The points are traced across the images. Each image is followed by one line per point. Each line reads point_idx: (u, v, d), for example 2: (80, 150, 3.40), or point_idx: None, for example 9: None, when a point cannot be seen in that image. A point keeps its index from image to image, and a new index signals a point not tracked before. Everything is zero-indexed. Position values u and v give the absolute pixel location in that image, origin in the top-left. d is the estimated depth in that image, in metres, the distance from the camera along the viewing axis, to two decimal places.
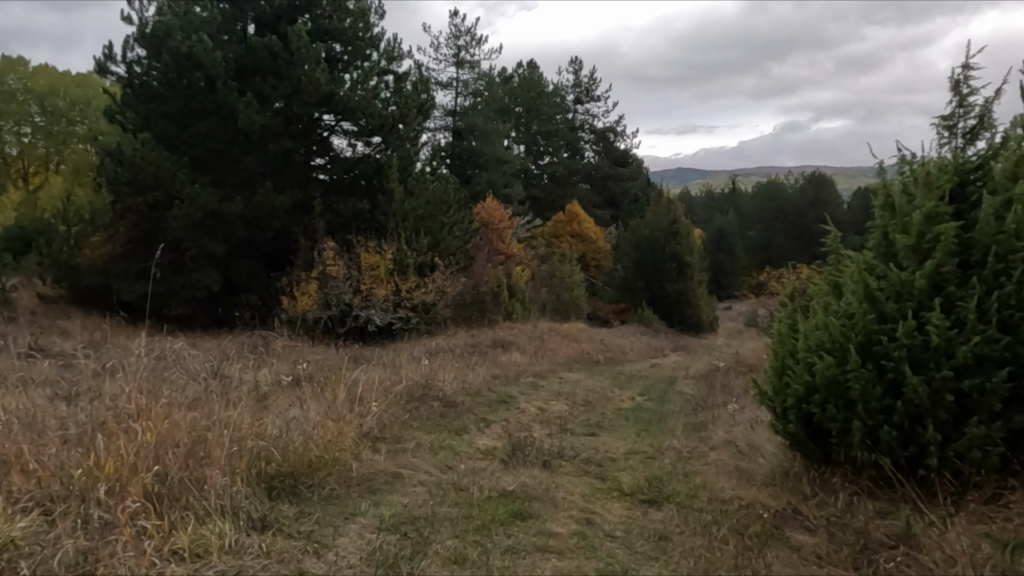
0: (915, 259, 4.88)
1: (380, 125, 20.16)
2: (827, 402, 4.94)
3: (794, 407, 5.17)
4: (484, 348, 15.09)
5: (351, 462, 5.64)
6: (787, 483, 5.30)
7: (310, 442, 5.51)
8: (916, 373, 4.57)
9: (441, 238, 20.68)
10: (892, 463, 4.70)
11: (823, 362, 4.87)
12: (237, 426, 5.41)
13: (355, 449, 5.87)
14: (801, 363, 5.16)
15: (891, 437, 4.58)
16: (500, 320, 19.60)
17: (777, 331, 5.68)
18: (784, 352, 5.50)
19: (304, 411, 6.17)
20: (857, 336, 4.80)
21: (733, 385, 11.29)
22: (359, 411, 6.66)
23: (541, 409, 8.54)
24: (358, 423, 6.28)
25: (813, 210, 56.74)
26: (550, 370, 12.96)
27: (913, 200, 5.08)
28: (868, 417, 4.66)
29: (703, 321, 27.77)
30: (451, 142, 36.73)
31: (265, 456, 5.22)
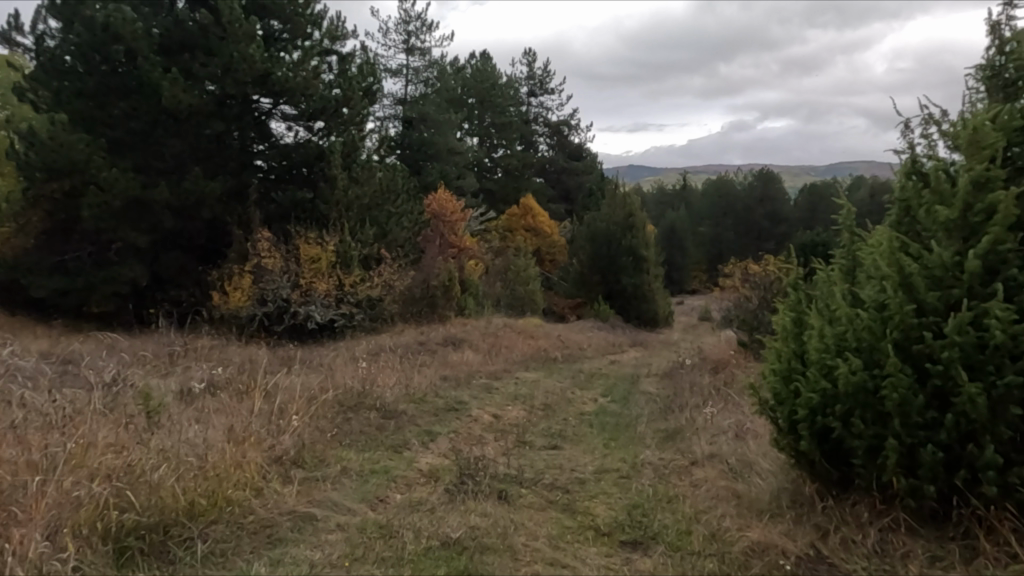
0: (959, 238, 4.21)
1: (322, 108, 18.85)
2: (852, 413, 4.22)
3: (807, 420, 4.44)
4: (433, 347, 14.00)
5: (247, 504, 4.54)
6: (796, 512, 4.48)
7: (188, 482, 4.39)
8: (971, 379, 3.84)
9: (389, 229, 19.44)
10: (935, 492, 3.98)
11: (849, 366, 4.13)
12: (83, 465, 4.27)
13: (257, 483, 4.79)
14: (817, 366, 4.43)
15: (935, 459, 3.88)
16: (451, 315, 18.50)
17: (779, 329, 4.91)
18: (790, 353, 4.73)
19: (196, 434, 5.06)
20: (891, 332, 4.07)
21: (701, 384, 10.53)
22: (273, 431, 5.56)
23: (495, 416, 7.56)
24: (268, 446, 5.22)
25: (760, 206, 57.95)
26: (505, 369, 11.98)
27: (954, 168, 4.44)
28: (907, 435, 3.95)
29: (659, 316, 27.26)
30: (401, 131, 35.36)
31: (119, 504, 4.06)
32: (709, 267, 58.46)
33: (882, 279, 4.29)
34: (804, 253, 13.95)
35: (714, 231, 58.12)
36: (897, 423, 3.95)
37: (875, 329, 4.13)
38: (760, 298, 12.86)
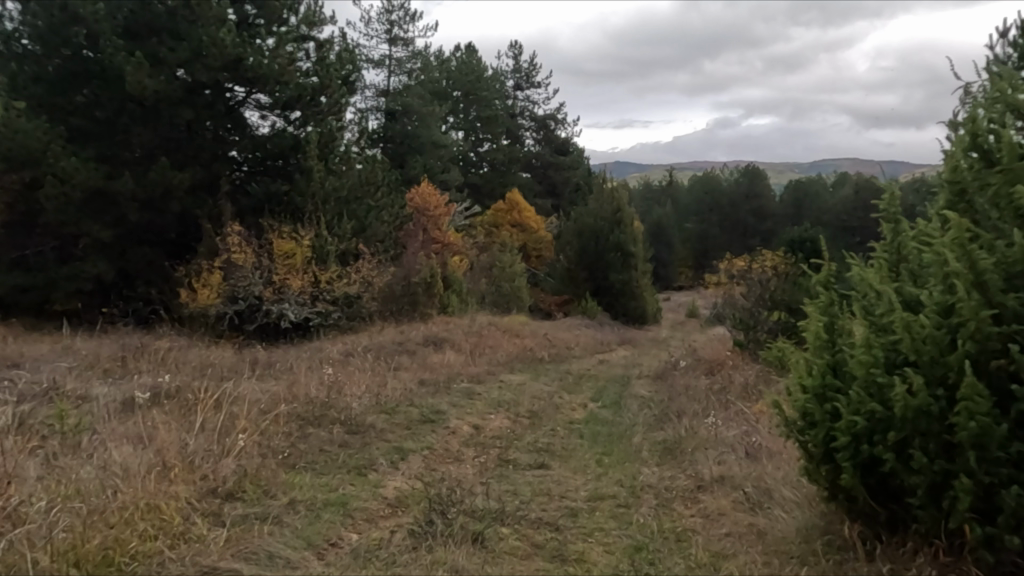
0: None
1: (298, 95, 17.90)
2: (911, 441, 3.62)
3: (849, 447, 3.83)
4: (413, 347, 13.24)
5: (156, 558, 3.72)
6: (833, 560, 3.90)
7: (77, 535, 3.67)
8: None
9: (368, 223, 18.67)
10: (1014, 542, 3.39)
11: (910, 385, 3.52)
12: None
13: (179, 529, 4.01)
14: (864, 381, 3.81)
15: (1019, 502, 3.30)
16: (433, 313, 17.74)
17: (809, 338, 4.29)
18: (823, 367, 4.12)
19: (112, 465, 4.47)
20: (965, 344, 3.49)
21: (697, 389, 9.86)
22: (205, 456, 4.82)
23: (475, 427, 6.85)
24: (201, 479, 4.55)
25: (747, 203, 57.70)
26: (488, 372, 11.26)
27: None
28: (986, 473, 3.37)
29: (648, 313, 26.66)
30: (384, 123, 34.46)
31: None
32: (696, 263, 58.03)
33: (946, 276, 3.72)
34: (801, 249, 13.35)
35: (700, 227, 57.68)
36: (974, 459, 3.35)
37: (944, 345, 3.58)
38: (756, 296, 12.22)
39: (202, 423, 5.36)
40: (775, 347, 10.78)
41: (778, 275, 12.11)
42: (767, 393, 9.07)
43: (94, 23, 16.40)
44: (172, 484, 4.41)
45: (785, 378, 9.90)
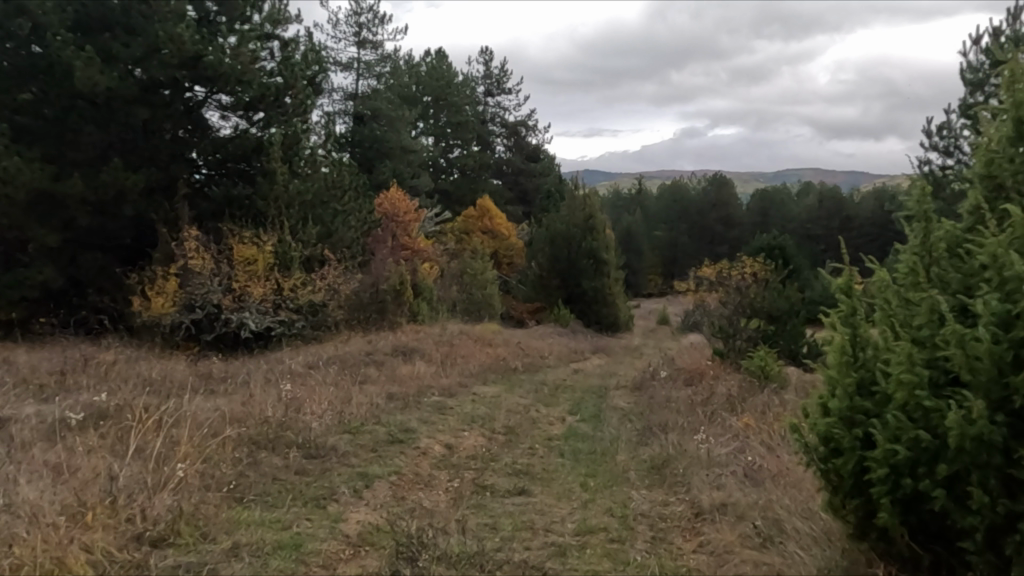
0: None
1: (262, 95, 17.17)
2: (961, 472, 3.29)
3: (886, 471, 3.50)
4: (381, 358, 12.62)
5: None
6: None
7: None
8: None
9: (334, 229, 18.02)
10: None
11: (966, 410, 3.18)
12: None
13: None
14: (907, 403, 3.46)
15: None
16: (403, 321, 17.12)
17: (832, 353, 3.94)
18: (851, 385, 3.78)
19: (21, 513, 3.88)
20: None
21: (678, 401, 9.45)
22: (135, 491, 4.20)
23: (448, 447, 6.32)
24: (128, 524, 3.93)
25: (715, 211, 58.20)
26: (460, 383, 10.72)
27: None
28: None
29: (620, 320, 26.36)
30: (351, 127, 33.70)
31: None
32: (665, 270, 58.19)
33: (999, 285, 3.39)
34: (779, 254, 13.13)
35: (670, 235, 57.87)
36: None
37: (1006, 364, 3.20)
38: (737, 303, 11.82)
39: (135, 453, 4.75)
40: (757, 355, 10.43)
41: (758, 282, 11.78)
42: (752, 406, 8.68)
43: (41, 15, 15.65)
44: (87, 532, 3.80)
45: (769, 389, 9.54)
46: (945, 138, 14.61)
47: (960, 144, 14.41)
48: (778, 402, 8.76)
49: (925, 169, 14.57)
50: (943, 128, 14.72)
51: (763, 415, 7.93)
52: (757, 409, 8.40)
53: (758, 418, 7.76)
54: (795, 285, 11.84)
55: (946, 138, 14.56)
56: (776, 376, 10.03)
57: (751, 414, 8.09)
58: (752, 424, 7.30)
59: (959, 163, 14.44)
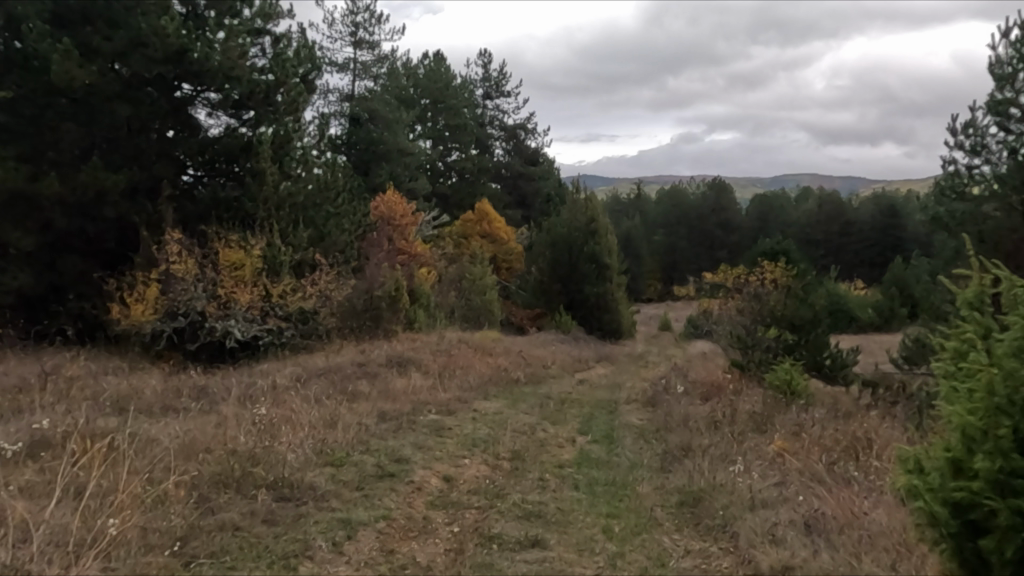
0: None
1: (250, 92, 16.33)
2: None
3: None
4: (374, 369, 11.79)
5: None
6: None
7: None
8: None
9: (326, 232, 17.20)
10: None
11: None
12: None
13: None
14: None
15: None
16: (399, 330, 16.26)
17: (975, 412, 3.53)
18: (1004, 454, 3.37)
19: None
20: None
21: (698, 419, 8.65)
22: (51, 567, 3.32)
23: (446, 480, 5.52)
24: None
25: (714, 216, 57.54)
26: (460, 398, 9.91)
27: None
28: None
29: (623, 327, 25.54)
30: (347, 129, 32.89)
31: None
32: (664, 276, 57.37)
33: None
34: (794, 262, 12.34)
35: (669, 240, 57.09)
36: None
37: None
38: (757, 311, 11.03)
39: (60, 509, 3.87)
40: (781, 367, 9.65)
41: (779, 289, 10.99)
42: (782, 426, 7.88)
43: (19, 7, 15.20)
44: None
45: (797, 405, 8.73)
46: (972, 136, 13.77)
47: (988, 143, 13.56)
48: (811, 421, 7.95)
49: (949, 171, 13.80)
50: (969, 126, 13.89)
51: (798, 438, 7.12)
52: (788, 430, 7.60)
53: (793, 441, 6.96)
54: (818, 293, 11.07)
55: (972, 137, 13.77)
56: (801, 391, 9.26)
57: (783, 436, 7.29)
58: (788, 451, 6.51)
59: (986, 162, 13.59)
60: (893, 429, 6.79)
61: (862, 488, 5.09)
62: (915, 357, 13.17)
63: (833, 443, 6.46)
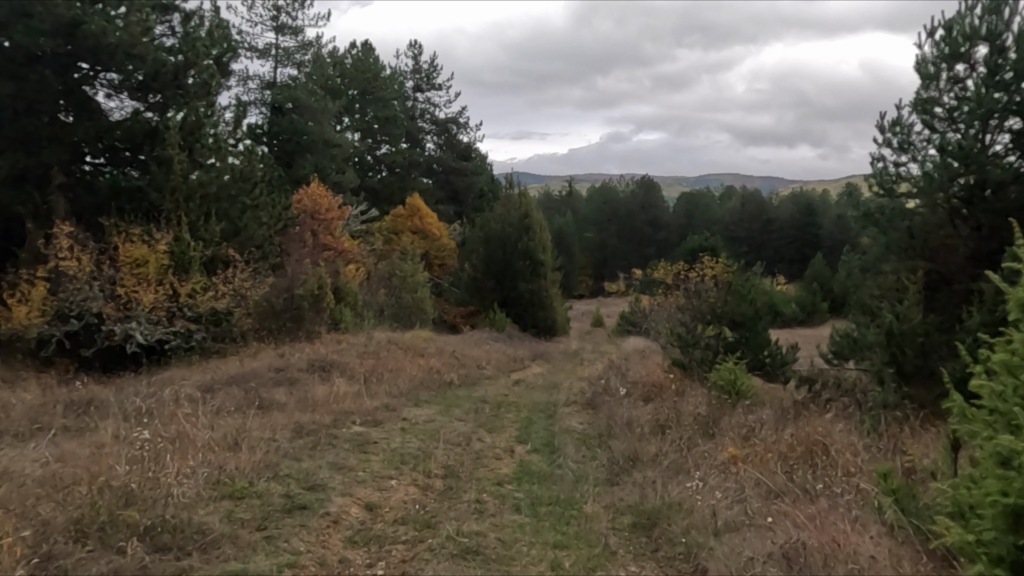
0: None
1: (155, 72, 14.89)
2: None
3: None
4: (295, 375, 10.83)
5: None
6: None
7: None
8: None
9: (242, 226, 15.77)
10: None
11: None
12: None
13: None
14: None
15: None
16: (323, 332, 14.83)
17: None
18: None
19: None
20: None
21: (643, 424, 8.19)
22: None
23: (369, 509, 4.78)
24: None
25: (644, 213, 58.27)
26: (388, 407, 9.11)
27: None
28: None
29: (558, 324, 25.14)
30: (269, 117, 31.15)
31: None
32: (596, 272, 57.72)
33: None
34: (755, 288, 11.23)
35: (600, 237, 57.39)
36: None
37: None
38: (699, 307, 10.69)
39: None
40: (724, 367, 9.32)
41: (719, 285, 10.72)
42: (732, 429, 7.50)
43: None
44: None
45: (743, 406, 8.42)
46: (899, 133, 13.95)
47: (915, 140, 13.77)
48: (760, 424, 7.62)
49: (877, 167, 13.95)
50: (896, 124, 14.08)
51: (750, 445, 6.71)
52: (738, 434, 7.23)
53: (745, 448, 6.57)
54: (758, 290, 10.88)
55: (899, 134, 13.94)
56: (745, 391, 8.94)
57: (734, 441, 6.91)
58: (739, 461, 6.09)
59: (913, 159, 13.81)
60: (846, 432, 6.49)
61: (829, 503, 4.67)
62: (848, 352, 13.24)
63: (789, 450, 6.09)
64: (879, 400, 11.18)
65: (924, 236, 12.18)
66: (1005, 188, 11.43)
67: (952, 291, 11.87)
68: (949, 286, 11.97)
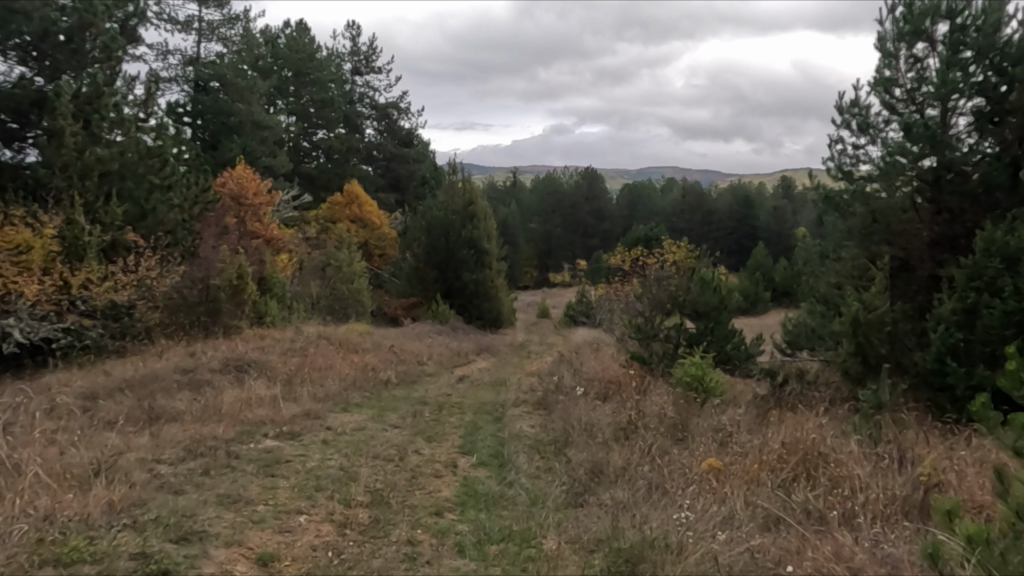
0: None
1: (43, 32, 13.24)
2: None
3: None
4: (205, 377, 9.41)
5: None
6: None
7: None
8: None
9: (149, 208, 13.53)
10: None
11: None
12: None
13: None
14: None
15: None
16: (243, 327, 12.84)
17: None
18: None
19: None
20: None
21: (603, 428, 7.23)
22: None
23: (262, 564, 3.65)
24: None
25: (587, 204, 57.74)
26: (309, 414, 7.87)
27: None
28: None
29: (503, 316, 24.05)
30: (191, 95, 28.83)
31: None
32: (540, 263, 57.00)
33: None
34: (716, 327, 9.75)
35: (544, 228, 56.62)
36: None
37: None
38: (659, 294, 9.82)
39: None
40: (688, 363, 8.46)
41: (681, 272, 9.88)
42: (708, 434, 6.59)
43: None
44: None
45: (712, 407, 7.57)
46: (859, 114, 13.43)
47: (875, 121, 13.26)
48: (735, 427, 6.77)
49: (835, 150, 13.45)
50: (856, 104, 13.54)
51: (733, 452, 5.81)
52: (712, 440, 6.34)
53: (725, 457, 5.67)
54: (722, 277, 10.05)
55: (858, 115, 13.43)
56: (711, 390, 8.03)
57: (710, 448, 6.02)
58: (720, 476, 5.19)
59: (872, 142, 13.33)
60: (839, 437, 5.66)
61: (850, 537, 3.76)
62: (808, 342, 12.68)
63: (779, 461, 5.22)
64: (844, 393, 10.59)
65: (886, 220, 11.64)
66: (968, 170, 10.95)
67: (913, 278, 11.35)
68: (910, 272, 11.48)
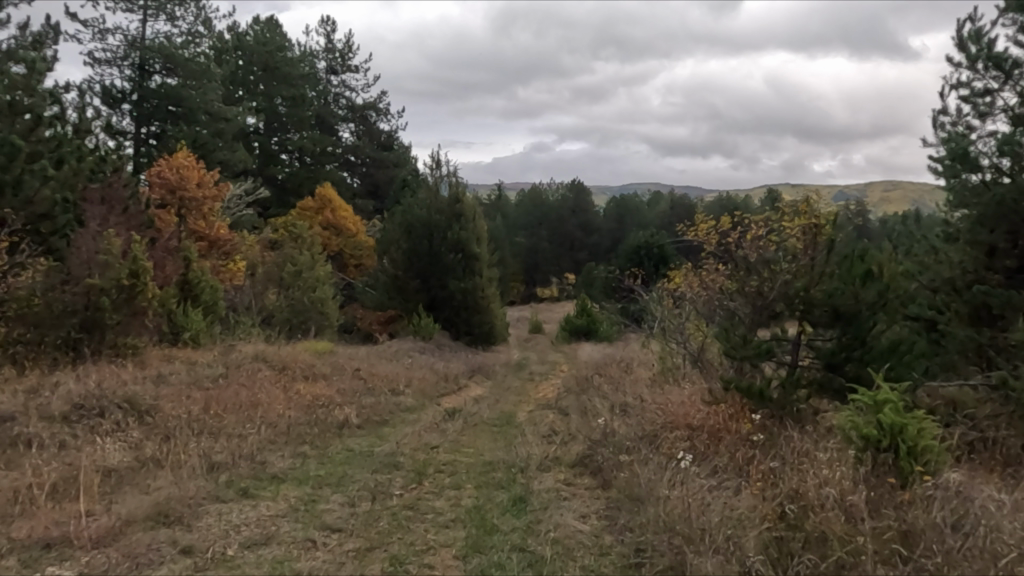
0: None
1: None
2: None
3: None
4: (28, 430, 5.62)
5: None
6: None
7: None
8: None
9: (12, 179, 9.53)
10: None
11: None
12: None
13: None
14: None
15: None
16: (144, 348, 9.06)
17: None
18: None
19: None
20: None
21: (747, 546, 3.72)
22: None
23: None
24: None
25: (574, 217, 54.16)
26: (162, 514, 4.09)
27: None
28: None
29: (496, 331, 20.28)
30: (134, 80, 24.76)
31: None
32: (526, 279, 53.44)
33: None
34: (874, 353, 5.80)
35: (530, 241, 53.07)
36: None
37: None
38: (769, 283, 6.15)
39: None
40: (855, 401, 4.81)
41: (805, 247, 6.17)
42: None
43: None
44: None
45: (942, 492, 3.91)
46: (985, 50, 9.88)
47: (1010, 57, 9.73)
48: None
49: (958, 94, 9.84)
50: (979, 37, 10.01)
51: None
52: None
53: None
54: (865, 257, 6.29)
55: (983, 47, 9.89)
56: (933, 457, 4.27)
57: None
58: None
59: (1005, 86, 9.80)
60: None
61: None
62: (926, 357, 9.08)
63: None
64: None
65: None
66: None
67: None
68: None
